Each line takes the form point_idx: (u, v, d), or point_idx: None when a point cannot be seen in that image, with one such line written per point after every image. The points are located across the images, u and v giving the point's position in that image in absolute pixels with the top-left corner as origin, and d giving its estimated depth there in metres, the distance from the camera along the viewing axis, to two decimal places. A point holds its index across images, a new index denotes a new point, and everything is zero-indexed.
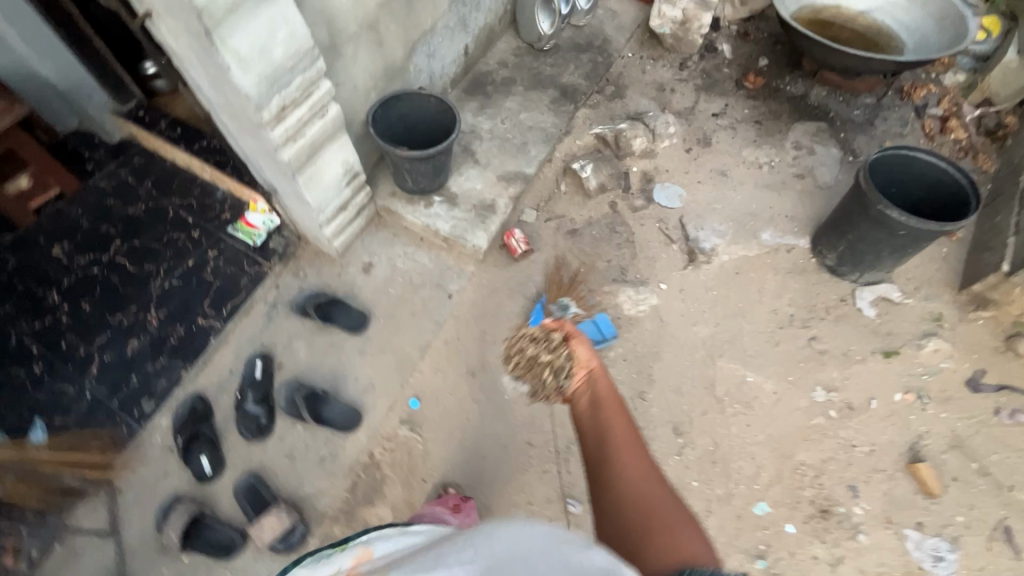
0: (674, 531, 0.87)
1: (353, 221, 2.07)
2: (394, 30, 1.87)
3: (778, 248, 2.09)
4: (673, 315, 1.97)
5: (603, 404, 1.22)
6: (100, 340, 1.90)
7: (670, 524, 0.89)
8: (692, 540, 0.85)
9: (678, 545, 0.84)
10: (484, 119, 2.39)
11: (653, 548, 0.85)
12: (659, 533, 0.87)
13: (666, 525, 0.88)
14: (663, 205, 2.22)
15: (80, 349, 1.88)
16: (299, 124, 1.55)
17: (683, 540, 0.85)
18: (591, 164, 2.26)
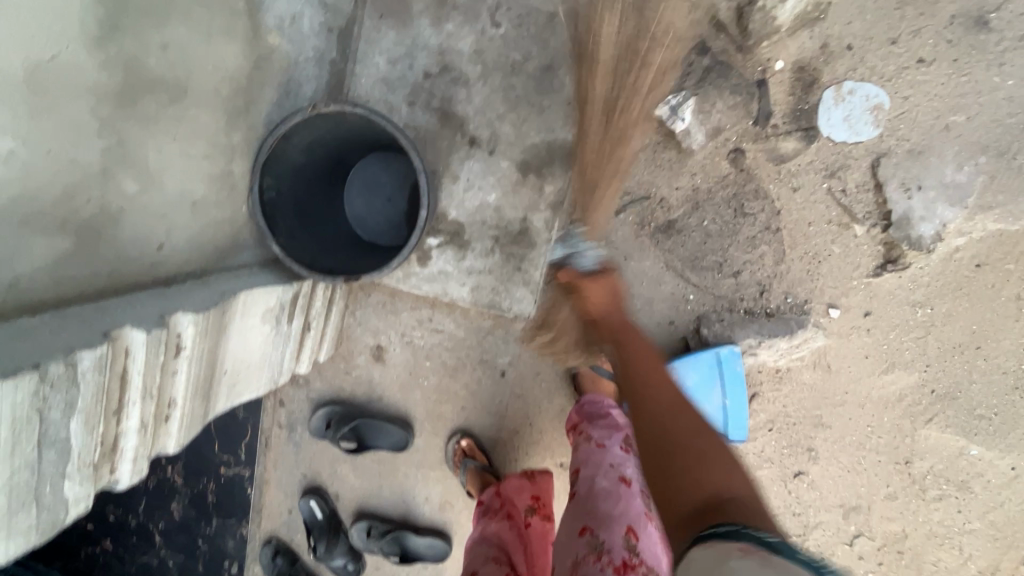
0: (694, 471, 0.88)
1: (326, 321, 1.33)
2: (175, 40, 0.92)
3: None
4: (850, 361, 1.26)
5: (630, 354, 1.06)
6: (142, 508, 1.64)
7: (704, 454, 0.91)
8: (708, 475, 0.87)
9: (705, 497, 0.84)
10: (458, 25, 1.20)
11: (693, 499, 0.85)
12: (682, 487, 0.87)
13: (705, 488, 0.85)
14: (839, 141, 1.17)
15: (131, 520, 1.65)
16: (148, 415, 0.80)
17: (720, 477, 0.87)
18: (691, 101, 1.16)
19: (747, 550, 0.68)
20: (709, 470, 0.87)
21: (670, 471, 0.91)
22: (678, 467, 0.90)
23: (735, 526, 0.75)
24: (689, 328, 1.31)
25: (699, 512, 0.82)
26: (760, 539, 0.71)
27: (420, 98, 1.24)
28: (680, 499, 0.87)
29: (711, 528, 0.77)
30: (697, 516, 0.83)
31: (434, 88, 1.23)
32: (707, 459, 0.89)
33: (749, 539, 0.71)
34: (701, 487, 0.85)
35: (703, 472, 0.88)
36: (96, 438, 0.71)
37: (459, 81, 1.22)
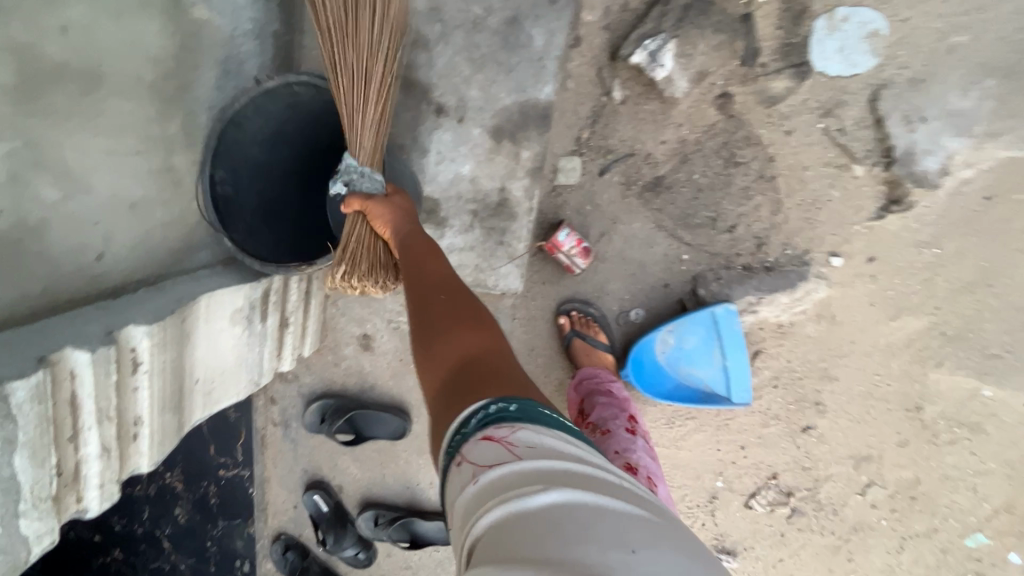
0: (460, 334, 0.63)
1: (305, 315, 1.27)
2: (78, 21, 0.67)
3: None
4: (855, 310, 1.20)
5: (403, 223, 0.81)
6: (146, 515, 1.60)
7: (449, 318, 0.65)
8: (487, 345, 0.63)
9: (468, 375, 0.59)
10: None
11: (448, 374, 0.61)
12: (450, 352, 0.62)
13: (465, 351, 0.62)
14: (835, 74, 1.08)
15: (137, 529, 1.61)
16: (109, 438, 0.74)
17: (463, 340, 0.63)
18: (671, 44, 1.07)
19: (507, 439, 0.50)
20: (488, 334, 0.64)
21: (472, 331, 0.64)
22: (439, 330, 0.64)
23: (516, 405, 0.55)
24: (685, 289, 1.25)
25: (475, 382, 0.59)
26: (491, 411, 0.54)
27: None
28: (432, 370, 0.62)
29: (460, 421, 0.56)
30: (451, 391, 0.60)
31: None
32: (479, 323, 0.65)
33: (502, 417, 0.53)
34: (453, 359, 0.62)
35: (469, 336, 0.63)
36: (50, 470, 0.66)
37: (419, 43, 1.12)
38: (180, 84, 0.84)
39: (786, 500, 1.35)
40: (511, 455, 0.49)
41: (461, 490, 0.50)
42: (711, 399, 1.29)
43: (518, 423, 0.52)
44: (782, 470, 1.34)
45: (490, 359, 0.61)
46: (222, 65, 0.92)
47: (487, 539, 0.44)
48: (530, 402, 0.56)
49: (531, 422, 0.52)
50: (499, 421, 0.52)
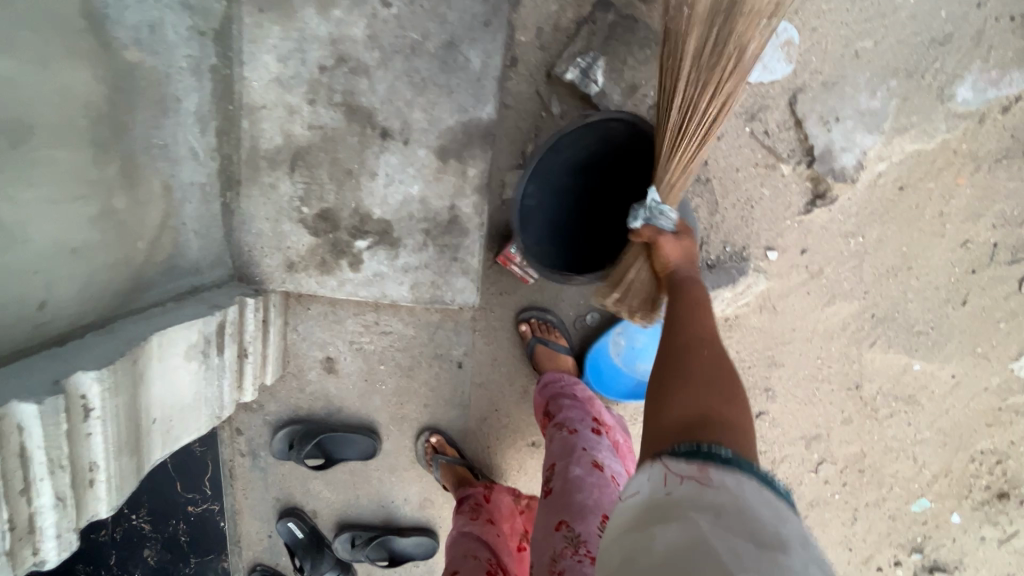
0: (719, 396, 0.72)
1: (263, 345, 1.27)
2: (5, 74, 0.66)
3: (977, 114, 1.14)
4: (793, 300, 1.28)
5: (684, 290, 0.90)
6: (113, 560, 1.56)
7: (695, 383, 0.74)
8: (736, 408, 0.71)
9: (713, 420, 0.69)
10: (346, 9, 1.11)
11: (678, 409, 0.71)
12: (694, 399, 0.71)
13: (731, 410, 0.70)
14: (755, 82, 1.15)
15: (104, 574, 1.57)
16: (65, 487, 0.74)
17: (714, 408, 0.70)
18: (601, 61, 1.13)
19: (708, 479, 0.61)
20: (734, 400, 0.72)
21: (723, 400, 0.72)
22: (670, 387, 0.75)
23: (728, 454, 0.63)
24: None
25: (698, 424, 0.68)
26: (713, 453, 0.63)
27: (321, 95, 1.15)
28: (669, 420, 0.71)
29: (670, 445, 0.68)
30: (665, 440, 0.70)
31: (333, 82, 1.15)
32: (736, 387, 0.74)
33: (714, 456, 0.63)
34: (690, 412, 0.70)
35: (703, 399, 0.71)
36: None
37: (359, 70, 1.14)
38: (113, 126, 0.84)
39: None
40: (701, 487, 0.61)
41: (649, 492, 0.64)
42: None
43: (717, 464, 0.62)
44: None
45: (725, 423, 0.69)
46: (158, 104, 0.92)
47: (663, 533, 0.59)
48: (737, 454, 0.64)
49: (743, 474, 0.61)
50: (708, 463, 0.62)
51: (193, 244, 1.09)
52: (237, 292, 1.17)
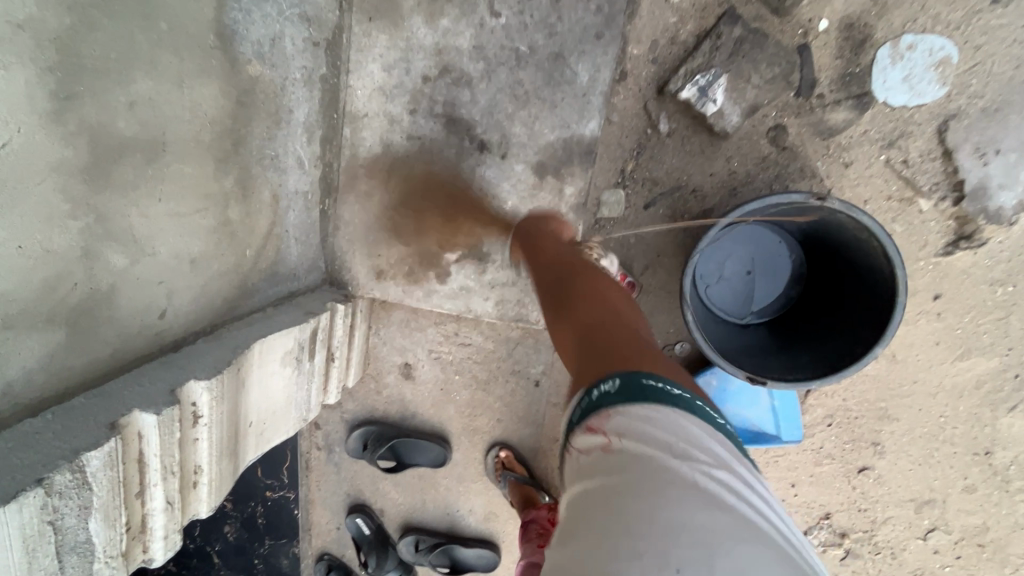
0: (581, 316, 0.73)
1: (348, 349, 1.29)
2: (145, 95, 0.68)
3: None
4: (918, 350, 1.14)
5: (552, 241, 0.96)
6: (197, 531, 1.64)
7: (607, 317, 0.72)
8: (596, 314, 0.73)
9: (602, 347, 0.67)
10: (453, 19, 1.09)
11: (578, 352, 0.70)
12: (571, 331, 0.73)
13: (592, 323, 0.71)
14: (898, 105, 1.02)
15: (188, 545, 1.66)
16: (174, 492, 0.77)
17: (627, 342, 0.67)
18: (722, 79, 1.03)
19: (606, 420, 0.57)
20: (601, 307, 0.74)
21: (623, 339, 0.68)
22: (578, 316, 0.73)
23: (619, 379, 0.60)
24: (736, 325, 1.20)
25: (601, 359, 0.65)
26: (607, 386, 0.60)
27: (423, 105, 1.14)
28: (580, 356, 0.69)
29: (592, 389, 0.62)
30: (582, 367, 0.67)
31: (435, 93, 1.13)
32: (606, 304, 0.75)
33: (603, 403, 0.59)
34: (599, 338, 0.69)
35: (615, 331, 0.69)
36: (122, 529, 0.68)
37: (462, 81, 1.12)
38: (234, 139, 0.86)
39: (841, 541, 1.29)
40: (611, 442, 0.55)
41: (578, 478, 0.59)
42: (762, 439, 1.23)
43: (615, 408, 0.58)
44: (836, 511, 1.28)
45: (630, 351, 0.65)
46: (274, 116, 0.94)
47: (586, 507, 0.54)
48: (630, 372, 0.60)
49: (633, 395, 0.58)
50: (598, 407, 0.59)
51: (293, 251, 1.11)
52: (329, 298, 1.19)
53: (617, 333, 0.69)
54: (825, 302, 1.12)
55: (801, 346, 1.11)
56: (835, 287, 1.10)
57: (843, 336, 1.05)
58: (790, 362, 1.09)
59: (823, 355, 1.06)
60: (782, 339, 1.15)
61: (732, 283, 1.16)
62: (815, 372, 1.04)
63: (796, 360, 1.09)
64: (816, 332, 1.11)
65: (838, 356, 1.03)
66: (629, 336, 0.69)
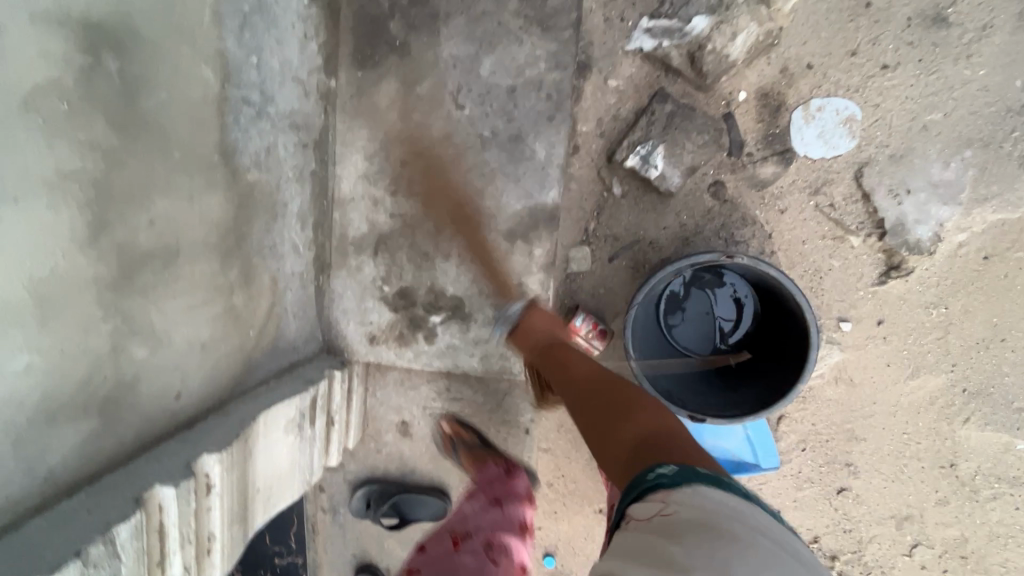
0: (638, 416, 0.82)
1: (346, 412, 1.38)
2: (162, 212, 0.80)
3: None
4: (872, 372, 1.23)
5: (566, 352, 1.06)
6: None
7: (634, 401, 0.85)
8: (647, 413, 0.82)
9: (650, 438, 0.76)
10: (424, 113, 1.25)
11: (622, 440, 0.78)
12: (631, 427, 0.80)
13: (651, 418, 0.80)
14: (817, 157, 1.16)
15: None
16: (190, 559, 0.85)
17: (664, 425, 0.80)
18: (661, 148, 1.17)
19: (665, 498, 0.63)
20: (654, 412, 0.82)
21: (661, 427, 0.79)
22: (602, 402, 0.88)
23: (676, 468, 0.68)
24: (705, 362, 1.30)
25: (650, 445, 0.75)
26: (658, 475, 0.68)
27: (403, 186, 1.29)
28: (616, 440, 0.79)
29: (650, 475, 0.69)
30: (630, 455, 0.76)
31: (413, 176, 1.28)
32: (657, 409, 0.83)
33: (660, 484, 0.66)
34: (638, 428, 0.79)
35: (644, 414, 0.82)
36: None
37: (435, 164, 1.27)
38: (237, 237, 0.98)
39: (831, 564, 1.34)
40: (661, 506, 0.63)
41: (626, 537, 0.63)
42: (742, 468, 1.30)
43: (673, 485, 0.64)
44: (823, 533, 1.34)
45: (672, 433, 0.78)
46: (271, 211, 1.07)
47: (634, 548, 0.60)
48: (685, 465, 0.69)
49: (692, 482, 0.64)
50: (652, 489, 0.66)
51: (293, 325, 1.22)
52: (326, 366, 1.29)
53: (668, 435, 0.77)
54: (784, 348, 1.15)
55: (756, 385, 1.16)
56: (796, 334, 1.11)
57: (777, 375, 1.14)
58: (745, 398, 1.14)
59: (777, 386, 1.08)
60: (734, 376, 1.24)
61: (697, 321, 1.27)
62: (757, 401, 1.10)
63: (741, 394, 1.17)
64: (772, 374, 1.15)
65: (772, 392, 1.11)
66: (680, 433, 0.79)
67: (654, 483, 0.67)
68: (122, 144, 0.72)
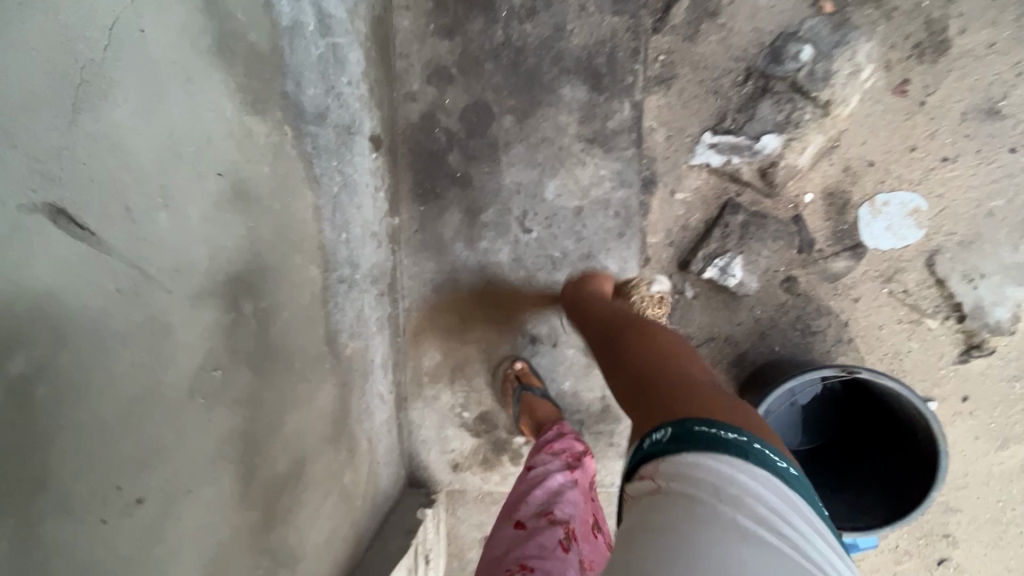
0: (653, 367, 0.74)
1: (436, 545, 1.33)
2: (291, 429, 0.77)
3: None
4: (961, 446, 1.25)
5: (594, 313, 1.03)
6: None
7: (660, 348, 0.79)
8: (670, 362, 0.74)
9: (658, 392, 0.68)
10: (491, 239, 1.25)
11: (631, 394, 0.73)
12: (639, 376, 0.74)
13: (659, 372, 0.72)
14: (887, 249, 1.18)
15: None
16: None
17: (677, 368, 0.72)
18: (738, 258, 1.19)
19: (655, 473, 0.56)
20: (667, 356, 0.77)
21: (675, 372, 0.71)
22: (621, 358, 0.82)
23: (671, 428, 0.59)
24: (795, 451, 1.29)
25: (653, 399, 0.67)
26: (652, 435, 0.60)
27: (475, 311, 1.28)
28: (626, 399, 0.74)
29: (646, 438, 0.61)
30: (638, 412, 0.69)
31: (485, 301, 1.27)
32: (684, 358, 0.76)
33: (655, 452, 0.58)
34: (646, 376, 0.73)
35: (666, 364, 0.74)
36: None
37: (507, 288, 1.26)
38: (342, 414, 0.95)
39: None
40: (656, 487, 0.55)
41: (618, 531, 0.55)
42: None
43: (674, 454, 0.56)
44: None
45: (682, 380, 0.69)
46: (362, 372, 1.04)
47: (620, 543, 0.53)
48: (682, 420, 0.60)
49: (684, 448, 0.56)
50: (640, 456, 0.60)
51: (383, 473, 1.18)
52: (417, 505, 1.26)
53: (677, 380, 0.69)
54: (869, 433, 1.09)
55: (843, 477, 1.09)
56: (889, 425, 1.05)
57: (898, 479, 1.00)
58: (848, 498, 1.05)
59: (887, 490, 1.01)
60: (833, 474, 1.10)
61: (779, 415, 1.11)
62: (870, 509, 1.01)
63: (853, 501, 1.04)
64: (863, 472, 1.07)
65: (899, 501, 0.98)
66: (694, 380, 0.70)
67: (649, 445, 0.59)
68: (260, 382, 0.70)
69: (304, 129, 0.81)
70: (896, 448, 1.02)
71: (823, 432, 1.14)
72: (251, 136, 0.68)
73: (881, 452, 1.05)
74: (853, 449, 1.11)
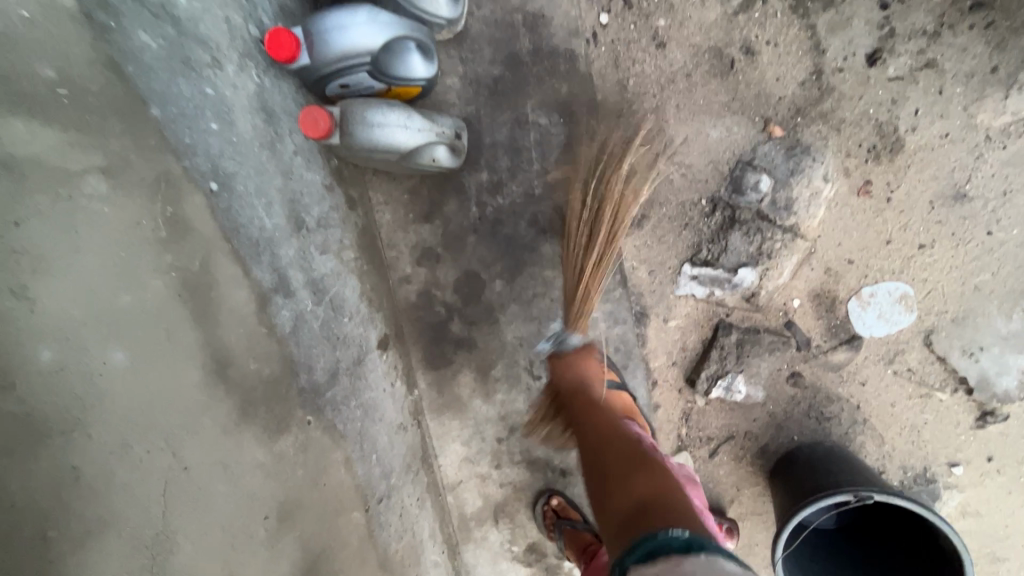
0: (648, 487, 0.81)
1: None
2: None
3: None
4: (995, 502, 1.27)
5: (582, 399, 1.08)
6: None
7: (638, 455, 0.91)
8: (658, 479, 0.84)
9: (668, 502, 0.77)
10: (505, 391, 1.33)
11: (625, 501, 0.81)
12: (629, 486, 0.84)
13: (650, 487, 0.82)
14: (883, 335, 1.22)
15: None
16: None
17: (664, 479, 0.84)
18: (740, 375, 1.25)
19: (677, 563, 0.65)
20: (654, 479, 0.84)
21: (670, 491, 0.81)
22: (613, 461, 0.91)
23: (687, 531, 0.70)
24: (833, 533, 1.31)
25: (672, 513, 0.75)
26: (670, 535, 0.69)
27: (504, 455, 1.36)
28: (621, 497, 0.82)
29: (660, 536, 0.70)
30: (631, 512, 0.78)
31: (512, 446, 1.35)
32: (670, 482, 0.84)
33: (672, 546, 0.67)
34: (641, 491, 0.81)
35: (645, 476, 0.85)
36: None
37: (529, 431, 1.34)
38: None
39: None
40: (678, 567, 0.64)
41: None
42: None
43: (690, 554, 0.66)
44: None
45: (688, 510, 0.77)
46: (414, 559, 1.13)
47: None
48: (696, 532, 0.70)
49: (705, 549, 0.66)
50: (670, 551, 0.67)
51: None
52: None
53: (681, 504, 0.78)
54: (893, 541, 1.12)
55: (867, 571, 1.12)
56: (912, 533, 1.09)
57: None
58: None
59: None
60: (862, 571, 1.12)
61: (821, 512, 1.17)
62: None
63: None
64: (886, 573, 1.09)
65: None
66: (683, 502, 0.79)
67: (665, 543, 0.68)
68: None
69: (322, 400, 0.90)
70: (921, 553, 1.06)
71: (852, 527, 1.19)
72: (281, 457, 0.78)
73: (904, 554, 1.08)
74: (876, 551, 1.13)
